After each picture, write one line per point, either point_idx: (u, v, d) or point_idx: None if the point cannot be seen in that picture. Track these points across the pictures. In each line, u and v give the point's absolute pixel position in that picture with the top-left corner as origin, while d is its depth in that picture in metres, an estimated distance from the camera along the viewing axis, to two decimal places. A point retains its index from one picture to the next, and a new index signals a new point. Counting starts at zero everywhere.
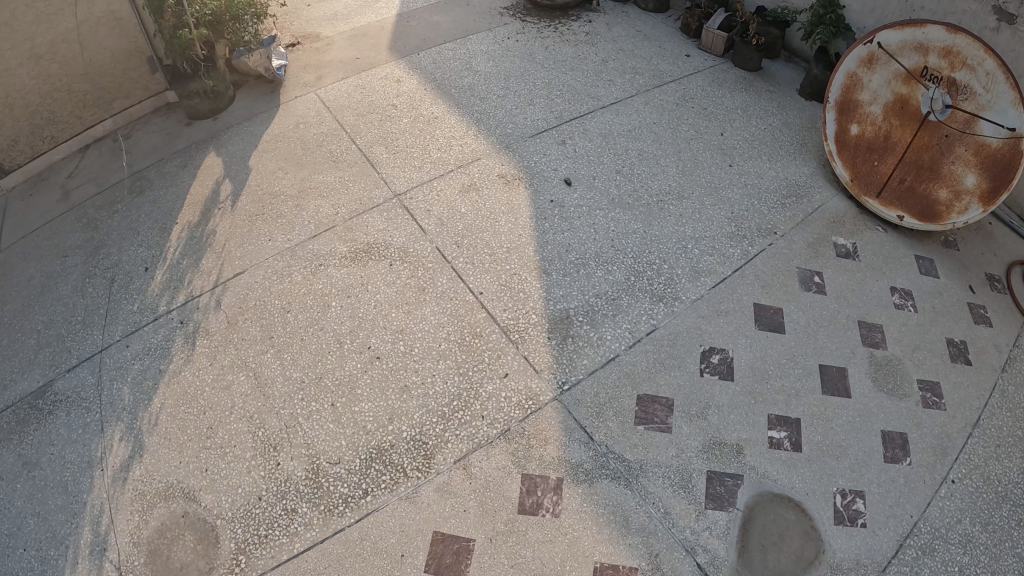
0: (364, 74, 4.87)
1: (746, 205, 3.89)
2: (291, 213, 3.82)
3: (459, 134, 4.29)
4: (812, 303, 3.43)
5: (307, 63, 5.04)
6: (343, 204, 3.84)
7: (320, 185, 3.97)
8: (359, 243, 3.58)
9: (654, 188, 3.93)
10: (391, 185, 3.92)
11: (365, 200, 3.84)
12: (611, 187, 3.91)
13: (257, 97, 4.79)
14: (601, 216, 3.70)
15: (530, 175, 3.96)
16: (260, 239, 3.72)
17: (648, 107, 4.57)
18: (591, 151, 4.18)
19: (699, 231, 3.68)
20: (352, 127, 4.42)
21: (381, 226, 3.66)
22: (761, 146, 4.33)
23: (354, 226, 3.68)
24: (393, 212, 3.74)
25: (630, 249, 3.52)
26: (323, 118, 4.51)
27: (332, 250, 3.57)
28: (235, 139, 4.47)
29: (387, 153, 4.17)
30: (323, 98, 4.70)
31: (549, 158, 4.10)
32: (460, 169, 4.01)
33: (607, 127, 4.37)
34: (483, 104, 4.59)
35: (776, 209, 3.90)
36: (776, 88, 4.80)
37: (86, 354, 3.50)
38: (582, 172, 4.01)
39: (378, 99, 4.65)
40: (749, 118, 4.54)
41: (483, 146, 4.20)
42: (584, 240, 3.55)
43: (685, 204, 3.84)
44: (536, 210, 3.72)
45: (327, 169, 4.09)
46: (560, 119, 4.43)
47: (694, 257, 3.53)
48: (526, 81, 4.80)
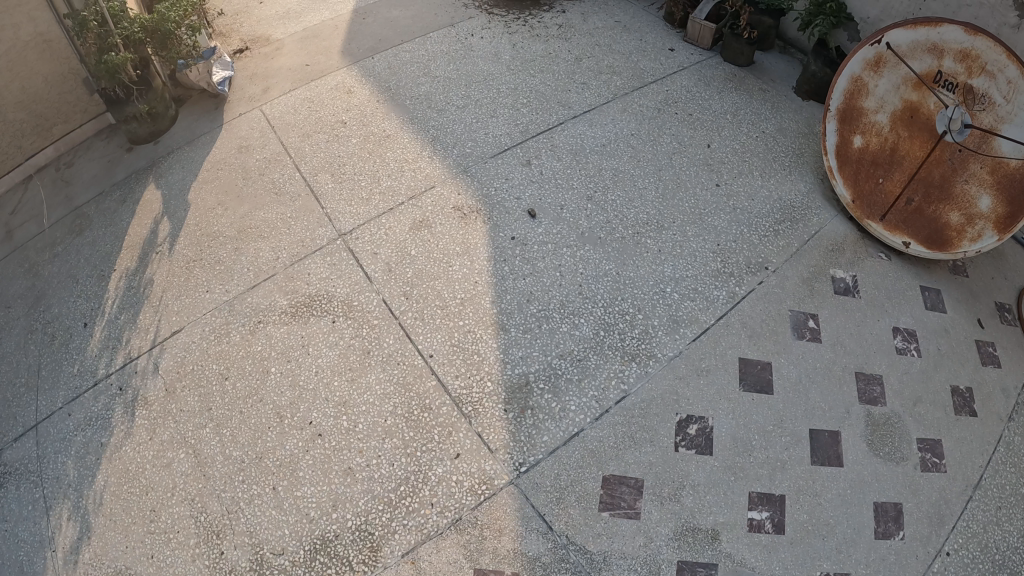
0: (313, 84, 4.45)
1: (734, 235, 3.46)
2: (230, 259, 3.46)
3: (412, 157, 3.89)
4: (802, 355, 3.10)
5: (253, 72, 4.62)
6: (285, 246, 3.47)
7: (260, 224, 3.61)
8: (300, 295, 3.23)
9: (631, 218, 3.49)
10: (334, 224, 3.54)
11: (307, 242, 3.47)
12: (582, 218, 3.47)
13: (199, 115, 4.37)
14: (572, 255, 3.29)
15: (490, 206, 3.54)
16: (195, 290, 3.38)
17: (625, 116, 4.10)
18: (562, 173, 3.74)
19: (681, 270, 3.28)
20: (296, 150, 4.03)
21: (322, 273, 3.30)
22: (753, 159, 3.87)
23: (294, 273, 3.33)
24: (335, 255, 3.37)
25: (599, 297, 3.14)
26: (268, 139, 4.12)
27: (270, 302, 3.24)
28: (174, 167, 4.07)
29: (332, 183, 3.79)
30: (268, 114, 4.29)
31: (512, 186, 3.67)
32: (412, 199, 3.62)
33: (582, 142, 3.94)
34: (440, 118, 4.17)
35: (769, 237, 3.48)
36: (769, 86, 4.31)
37: (31, 422, 3.21)
38: (552, 201, 3.57)
39: (325, 114, 4.24)
40: (740, 124, 4.06)
41: (440, 169, 3.80)
42: (550, 287, 3.16)
43: (665, 237, 3.41)
44: (494, 250, 3.32)
45: (269, 203, 3.72)
46: (529, 135, 4.01)
47: (672, 306, 3.14)
48: (490, 87, 4.35)
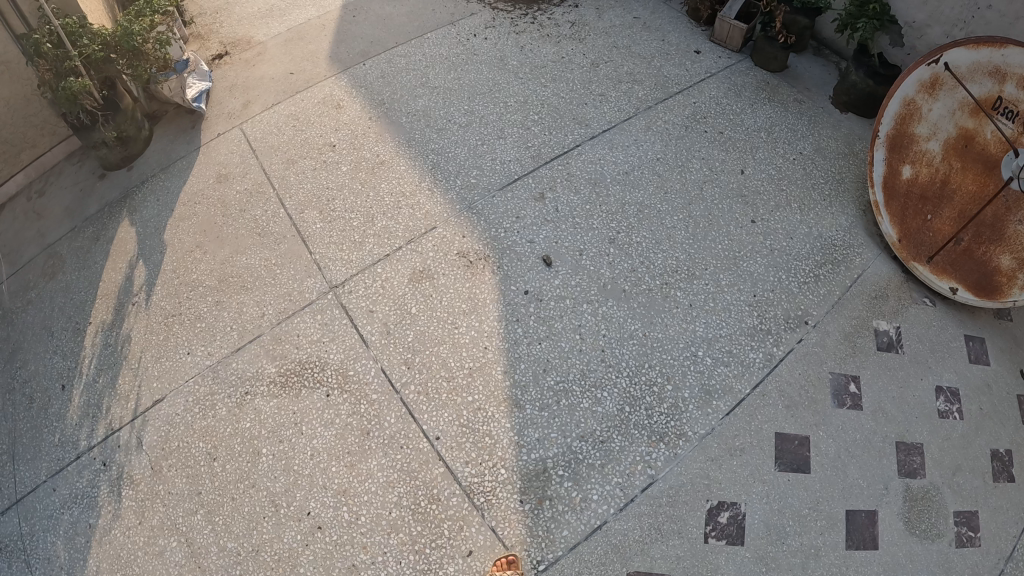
0: (299, 97, 4.03)
1: (770, 283, 3.13)
2: (212, 316, 3.16)
3: (410, 189, 3.53)
4: (841, 426, 2.84)
5: (234, 83, 4.21)
6: (271, 299, 3.16)
7: (242, 271, 3.29)
8: (289, 362, 2.95)
9: (659, 265, 3.15)
10: (324, 274, 3.21)
11: (296, 295, 3.15)
12: (603, 267, 3.14)
13: (175, 135, 3.98)
14: (590, 313, 2.98)
15: (499, 252, 3.21)
16: (179, 352, 3.09)
17: (649, 135, 3.69)
18: (579, 209, 3.38)
19: (714, 329, 2.98)
20: (279, 179, 3.65)
21: (311, 332, 3.02)
22: (791, 187, 3.48)
23: (282, 335, 3.03)
24: (327, 313, 3.06)
25: (623, 365, 2.85)
26: (248, 166, 3.74)
27: (256, 368, 2.96)
28: (150, 201, 3.69)
29: (320, 221, 3.44)
30: (249, 134, 3.89)
31: (523, 227, 3.31)
32: (410, 242, 3.29)
33: (600, 168, 3.56)
34: (439, 138, 3.77)
35: (809, 284, 3.14)
36: (804, 96, 3.88)
37: (15, 495, 2.93)
38: (569, 245, 3.23)
39: (311, 134, 3.84)
40: (776, 145, 3.65)
41: (441, 204, 3.45)
42: (567, 353, 2.87)
43: (694, 287, 3.09)
44: (505, 309, 3.00)
45: (253, 245, 3.39)
46: (542, 160, 3.62)
47: (703, 375, 2.85)
48: (496, 100, 3.93)
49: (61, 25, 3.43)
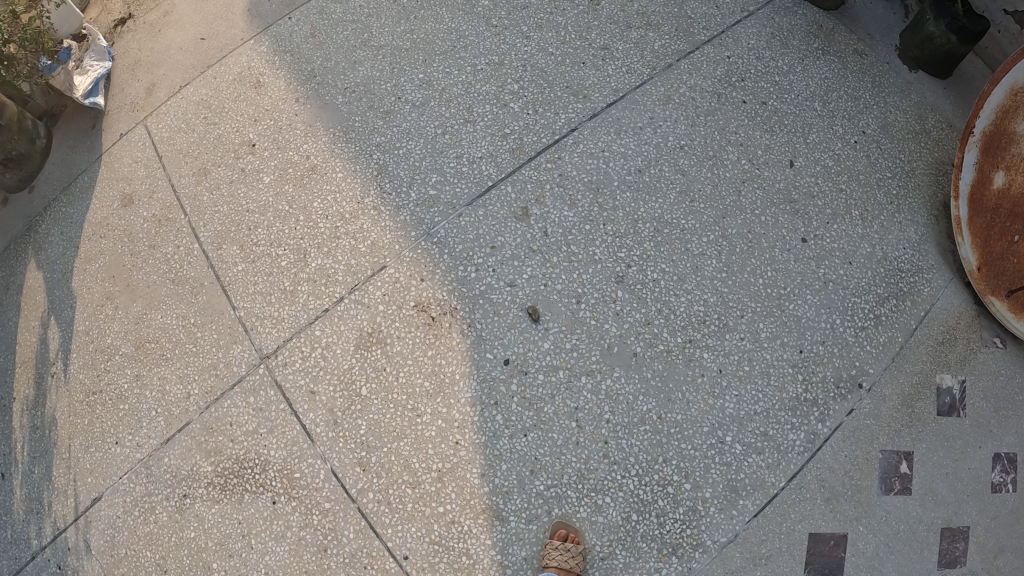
0: (211, 75, 3.05)
1: (820, 332, 2.48)
2: (133, 398, 2.68)
3: (349, 208, 2.65)
4: (885, 518, 2.34)
5: (138, 57, 3.31)
6: (194, 374, 2.61)
7: (158, 334, 2.70)
8: (224, 458, 2.50)
9: (681, 317, 2.45)
10: (252, 341, 2.54)
11: (220, 368, 2.56)
12: (610, 323, 2.43)
13: (76, 141, 3.22)
14: (590, 397, 2.35)
15: (470, 303, 2.45)
16: (106, 441, 2.67)
17: (667, 110, 2.76)
18: (576, 230, 2.55)
19: (747, 404, 2.39)
20: (190, 200, 2.77)
21: (244, 420, 2.50)
22: (851, 186, 2.70)
23: (212, 422, 2.54)
24: (261, 395, 2.48)
25: (630, 463, 2.31)
26: (155, 179, 2.89)
27: (191, 465, 2.53)
28: (55, 234, 3.04)
29: (240, 260, 2.65)
30: (155, 135, 2.99)
31: (502, 264, 2.51)
32: (351, 291, 2.51)
33: (602, 165, 2.66)
34: (386, 125, 2.78)
35: (867, 331, 2.50)
36: (864, 46, 3.01)
37: None
38: (568, 294, 2.46)
39: (225, 129, 2.87)
40: (834, 122, 2.81)
41: (393, 228, 2.60)
42: (558, 449, 2.32)
43: (726, 344, 2.44)
44: (478, 391, 2.35)
45: (168, 295, 2.72)
46: (524, 154, 2.68)
47: (729, 470, 2.32)
48: (459, 62, 2.90)
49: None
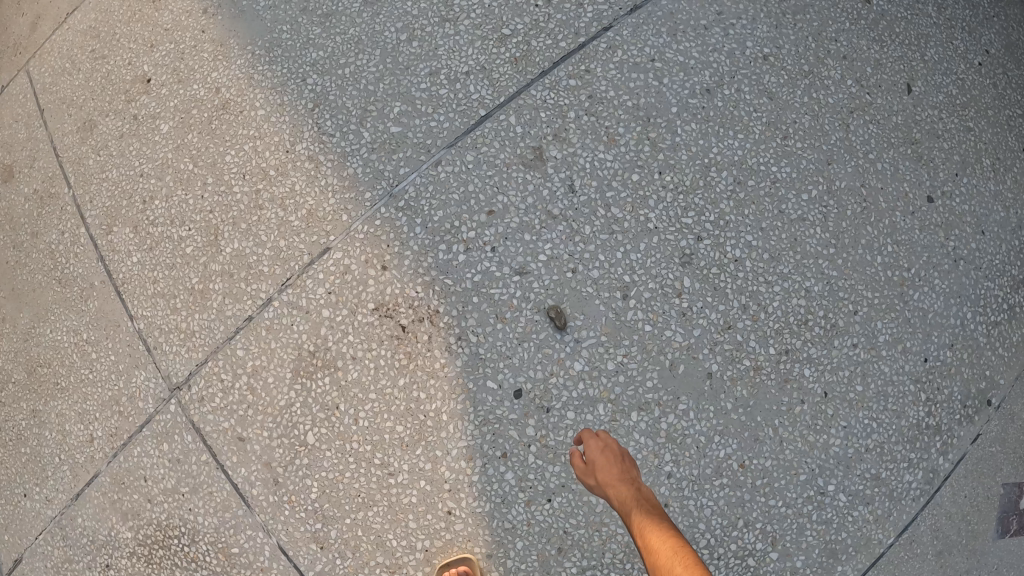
0: None
1: (949, 331, 1.79)
2: (31, 439, 1.98)
3: (273, 162, 1.66)
4: (999, 570, 1.77)
5: None
6: (100, 414, 1.92)
7: (48, 354, 1.99)
8: (144, 525, 1.85)
9: (773, 318, 1.70)
10: (157, 366, 1.79)
11: (127, 406, 1.88)
12: (674, 329, 1.59)
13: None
14: (641, 442, 1.59)
15: (453, 304, 1.54)
16: (10, 494, 1.98)
17: (741, 2, 1.78)
18: (618, 180, 1.59)
19: (857, 440, 1.74)
20: (76, 167, 1.97)
21: (157, 475, 1.84)
22: (988, 122, 1.89)
23: (122, 475, 1.87)
24: (175, 440, 1.80)
25: (697, 530, 1.68)
26: (34, 141, 2.06)
27: (108, 529, 1.88)
28: None
29: (136, 247, 1.83)
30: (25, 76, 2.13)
31: (509, 243, 1.55)
32: (281, 289, 1.60)
33: (654, 80, 1.67)
34: (326, 33, 1.73)
35: (1002, 329, 1.81)
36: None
37: None
38: (610, 290, 1.56)
39: (117, 62, 1.97)
40: (961, 26, 1.94)
41: (337, 188, 1.62)
42: (596, 520, 1.56)
43: (835, 355, 1.74)
44: (478, 441, 1.54)
45: (55, 301, 1.98)
46: (533, 67, 1.64)
47: (829, 529, 1.71)
48: None
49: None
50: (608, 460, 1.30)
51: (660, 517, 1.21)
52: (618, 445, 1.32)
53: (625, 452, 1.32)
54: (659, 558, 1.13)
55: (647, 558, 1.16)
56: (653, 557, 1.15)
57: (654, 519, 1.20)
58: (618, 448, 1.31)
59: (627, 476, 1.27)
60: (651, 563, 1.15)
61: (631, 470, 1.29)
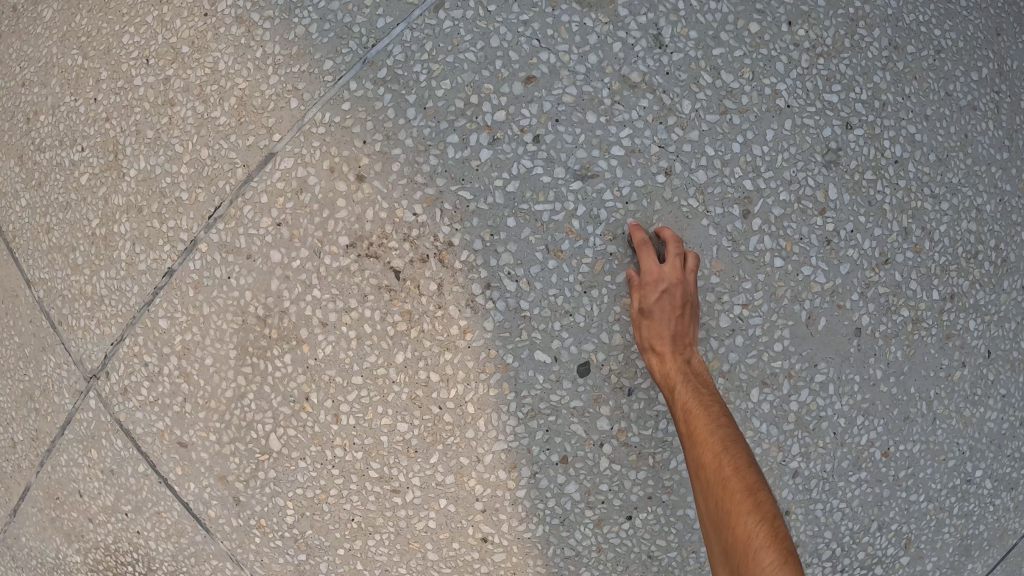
0: None
1: None
2: None
3: (188, 35, 1.15)
4: None
5: None
6: (16, 411, 1.45)
7: None
8: (92, 547, 1.43)
9: (939, 251, 1.15)
10: (66, 348, 1.37)
11: (41, 400, 1.42)
12: (814, 266, 1.07)
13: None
14: (760, 432, 1.09)
15: (480, 232, 1.00)
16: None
17: None
18: (731, 33, 1.03)
19: (1014, 413, 1.22)
20: None
21: (93, 488, 1.39)
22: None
23: (54, 488, 1.43)
24: (104, 446, 1.35)
25: (821, 541, 1.16)
26: None
27: (55, 551, 1.46)
28: None
29: (22, 186, 1.42)
30: None
31: (563, 128, 1.00)
32: (207, 225, 1.08)
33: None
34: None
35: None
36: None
37: None
38: (724, 205, 1.03)
39: None
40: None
41: (279, 57, 1.05)
42: (693, 540, 1.07)
43: (1005, 303, 1.20)
44: (528, 440, 1.03)
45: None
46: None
47: (969, 525, 1.22)
48: None
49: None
50: (663, 308, 0.99)
51: (715, 400, 0.96)
52: (683, 291, 1.00)
53: (687, 302, 1.00)
54: (705, 453, 0.92)
55: (688, 445, 0.94)
56: (695, 447, 0.93)
57: (709, 405, 0.95)
58: (682, 296, 0.99)
59: (682, 339, 0.99)
60: (690, 453, 0.93)
61: (689, 329, 1.00)
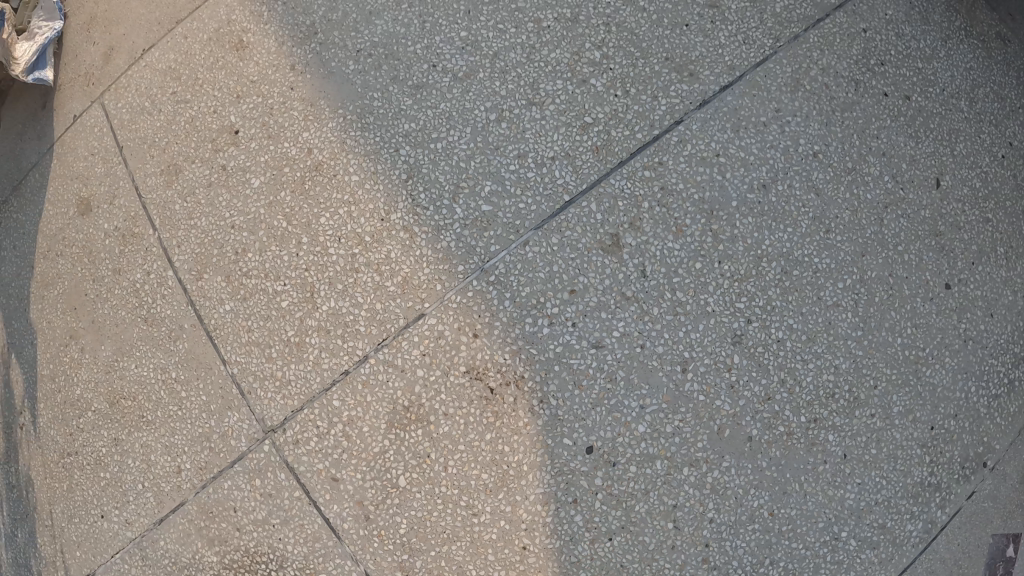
0: (179, 33, 2.34)
1: (955, 404, 2.05)
2: (114, 466, 2.27)
3: (368, 230, 1.92)
4: None
5: (93, 16, 2.67)
6: (185, 451, 2.17)
7: (134, 388, 2.26)
8: (232, 550, 2.10)
9: (806, 391, 1.95)
10: (250, 409, 2.05)
11: (214, 443, 2.12)
12: (723, 400, 1.86)
13: (24, 126, 2.75)
14: (689, 492, 1.85)
15: (540, 370, 1.80)
16: (91, 514, 2.29)
17: (796, 100, 2.02)
18: (684, 269, 1.86)
19: (868, 495, 1.99)
20: (161, 209, 2.21)
21: (249, 506, 2.07)
22: (997, 215, 2.16)
23: (209, 506, 2.12)
24: (267, 478, 2.04)
25: (731, 565, 1.90)
26: (116, 179, 2.37)
27: (192, 552, 2.15)
28: (8, 246, 2.60)
29: (228, 296, 2.08)
30: (113, 114, 2.45)
31: (589, 319, 1.81)
32: (377, 348, 1.86)
33: (718, 174, 1.92)
34: (417, 106, 1.96)
35: (999, 400, 2.09)
36: (1008, 28, 2.30)
37: None
38: (672, 363, 1.83)
39: (201, 108, 2.20)
40: (981, 129, 2.20)
41: (431, 257, 1.87)
42: (648, 554, 1.83)
43: (855, 424, 1.98)
44: (555, 489, 1.79)
45: (140, 338, 2.26)
46: (613, 157, 1.90)
47: (840, 569, 1.97)
48: (517, 13, 1.98)
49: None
50: None
51: None
52: None
53: None
54: None
55: None
56: None
57: None
58: None
59: None
60: None
61: None
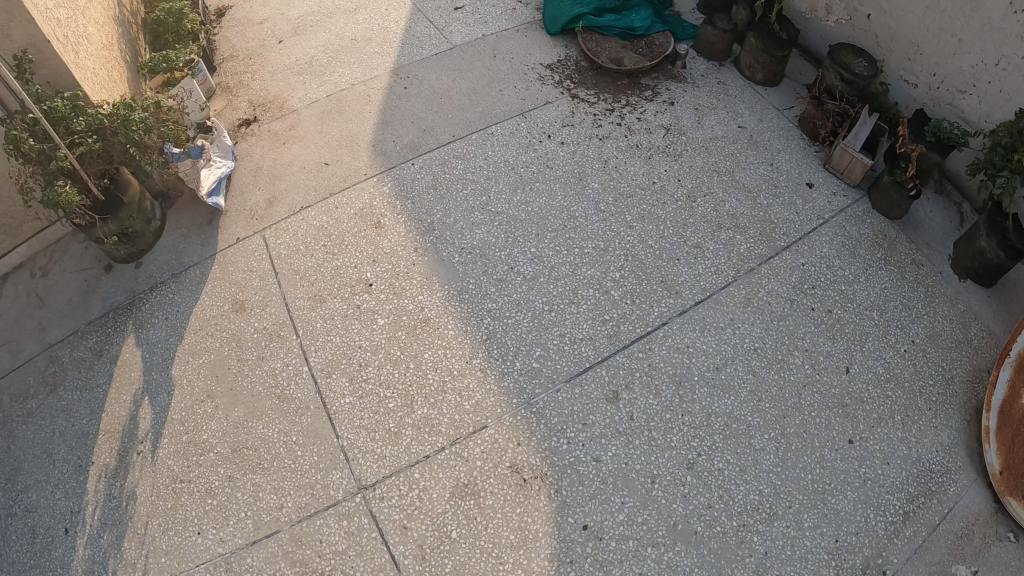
0: (332, 203, 3.53)
1: (854, 524, 2.60)
2: (225, 494, 2.71)
3: (456, 366, 2.97)
4: None
5: (261, 167, 3.72)
6: (291, 490, 2.71)
7: (258, 442, 2.84)
8: (309, 573, 2.51)
9: (738, 504, 2.63)
10: (351, 470, 2.74)
11: (318, 490, 2.70)
12: (677, 501, 2.63)
13: (188, 230, 3.51)
14: (648, 564, 2.49)
15: (559, 472, 2.69)
16: (188, 529, 2.62)
17: (745, 312, 3.11)
18: (659, 417, 2.81)
19: None
20: (305, 324, 3.13)
21: (333, 539, 2.58)
22: (897, 393, 2.93)
23: (301, 536, 2.59)
24: (353, 521, 2.61)
25: None
26: (269, 292, 3.24)
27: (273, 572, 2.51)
28: (159, 317, 3.22)
29: (348, 393, 2.94)
30: (272, 246, 3.39)
31: (591, 443, 2.75)
32: (452, 442, 2.77)
33: (687, 363, 2.96)
34: (499, 294, 3.18)
35: (896, 525, 2.61)
36: (921, 256, 3.37)
37: None
38: (648, 475, 2.68)
39: (345, 263, 3.31)
40: (887, 331, 3.10)
41: (500, 394, 2.88)
42: None
43: (774, 531, 2.57)
44: (559, 549, 2.52)
45: (273, 409, 2.92)
46: (619, 341, 3.02)
47: None
48: (569, 242, 3.35)
49: (41, 105, 2.85)
50: None
51: None
52: None
53: None
54: None
55: None
56: None
57: None
58: None
59: None
60: None
61: None
